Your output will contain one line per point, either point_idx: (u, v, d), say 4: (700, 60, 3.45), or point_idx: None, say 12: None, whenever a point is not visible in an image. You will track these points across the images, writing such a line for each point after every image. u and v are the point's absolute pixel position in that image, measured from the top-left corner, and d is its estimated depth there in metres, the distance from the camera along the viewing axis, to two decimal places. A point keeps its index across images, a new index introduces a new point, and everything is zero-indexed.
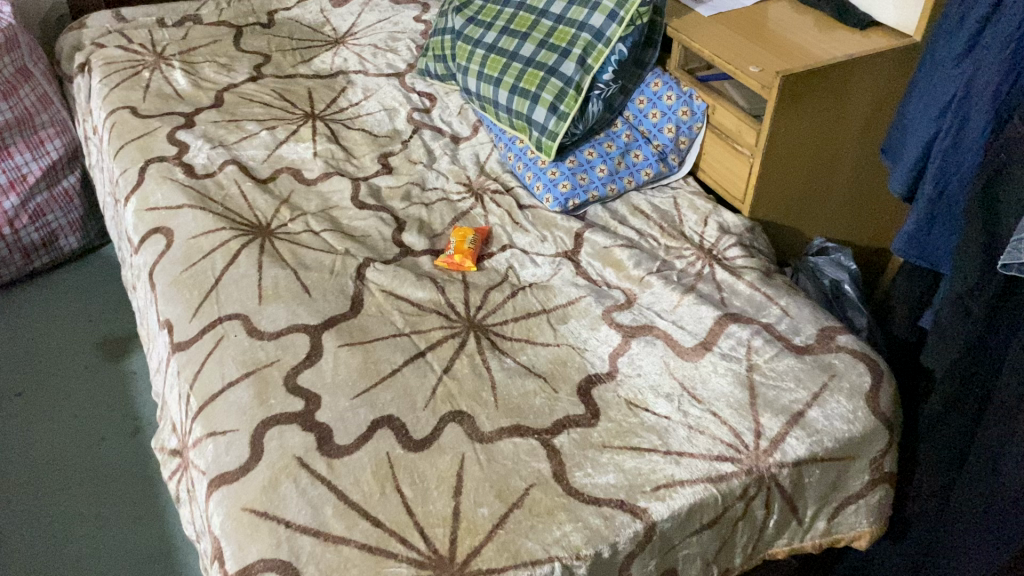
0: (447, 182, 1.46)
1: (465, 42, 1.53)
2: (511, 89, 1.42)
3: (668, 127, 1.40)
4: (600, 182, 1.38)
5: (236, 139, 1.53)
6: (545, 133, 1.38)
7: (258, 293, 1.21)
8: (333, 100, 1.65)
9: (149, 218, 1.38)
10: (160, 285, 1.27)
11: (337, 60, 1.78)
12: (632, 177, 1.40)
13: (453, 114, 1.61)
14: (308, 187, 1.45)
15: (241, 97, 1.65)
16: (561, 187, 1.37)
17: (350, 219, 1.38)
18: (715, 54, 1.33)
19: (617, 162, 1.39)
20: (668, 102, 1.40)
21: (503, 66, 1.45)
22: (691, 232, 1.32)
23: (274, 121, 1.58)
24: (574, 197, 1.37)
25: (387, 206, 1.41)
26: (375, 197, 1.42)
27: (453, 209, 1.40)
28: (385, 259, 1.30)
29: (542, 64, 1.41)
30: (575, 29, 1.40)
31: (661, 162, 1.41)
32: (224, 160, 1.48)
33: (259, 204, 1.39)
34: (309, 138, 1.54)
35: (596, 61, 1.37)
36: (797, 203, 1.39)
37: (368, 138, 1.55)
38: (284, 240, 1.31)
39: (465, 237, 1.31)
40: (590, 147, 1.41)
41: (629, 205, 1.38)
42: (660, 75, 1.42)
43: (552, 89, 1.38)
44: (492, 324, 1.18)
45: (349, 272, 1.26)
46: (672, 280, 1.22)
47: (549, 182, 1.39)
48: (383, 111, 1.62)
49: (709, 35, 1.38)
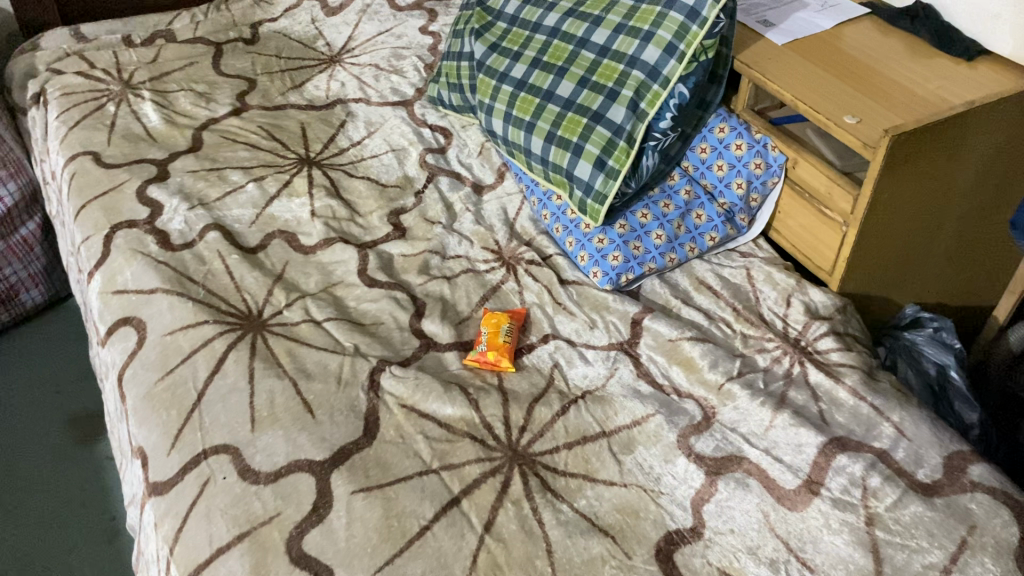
0: (471, 246, 1.22)
1: (487, 74, 1.29)
2: (548, 137, 1.18)
3: (738, 182, 1.16)
4: (658, 251, 1.15)
5: (219, 195, 1.29)
6: (591, 193, 1.14)
7: (251, 415, 0.99)
8: (331, 139, 1.41)
9: (116, 304, 1.15)
10: (131, 398, 1.05)
11: (334, 85, 1.54)
12: (695, 243, 1.16)
13: (473, 155, 1.38)
14: (306, 256, 1.21)
15: (223, 137, 1.41)
16: (611, 259, 1.14)
17: (358, 301, 1.15)
18: (798, 99, 1.09)
19: (677, 226, 1.16)
20: (737, 152, 1.16)
21: (537, 109, 1.21)
22: (770, 317, 1.09)
23: (263, 168, 1.34)
24: (628, 271, 1.14)
25: (401, 281, 1.18)
26: (387, 269, 1.19)
27: (480, 284, 1.17)
28: (402, 357, 1.07)
29: (584, 108, 1.17)
30: (624, 65, 1.16)
31: (729, 224, 1.18)
32: (205, 224, 1.24)
33: (248, 284, 1.16)
34: (306, 192, 1.30)
35: (651, 106, 1.13)
36: (892, 271, 1.17)
37: (374, 189, 1.31)
38: (280, 336, 1.08)
39: (499, 325, 1.08)
40: (643, 207, 1.17)
41: (692, 277, 1.15)
42: (725, 118, 1.18)
43: (598, 140, 1.14)
44: (540, 452, 0.95)
45: (360, 380, 1.03)
46: (758, 388, 1.00)
47: (596, 252, 1.16)
48: (391, 152, 1.38)
49: (787, 71, 1.14)
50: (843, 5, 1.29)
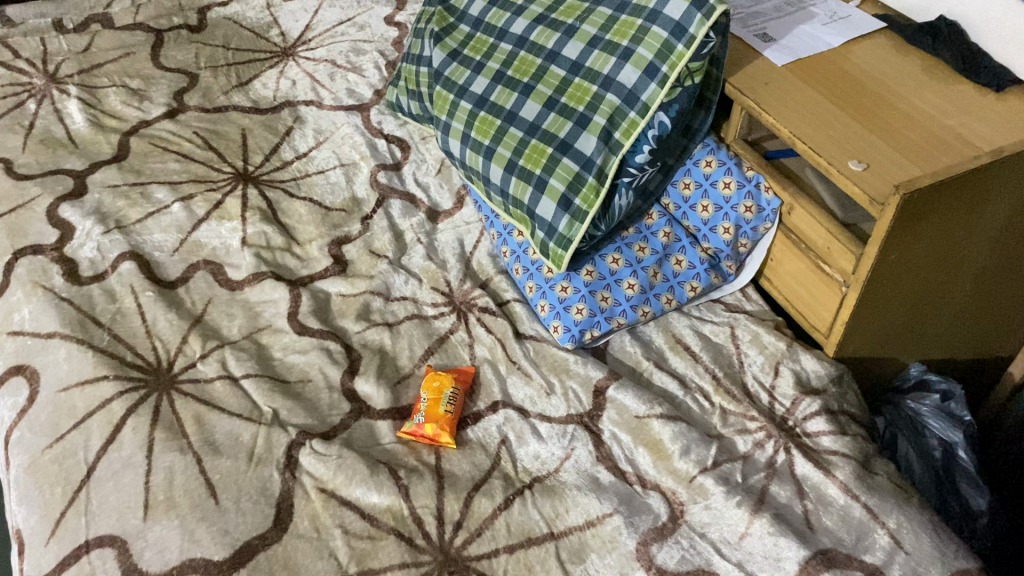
0: (419, 287, 1.08)
1: (445, 87, 1.13)
2: (508, 166, 1.03)
3: (725, 225, 1.01)
4: (629, 304, 0.99)
5: (139, 217, 1.14)
6: (554, 236, 0.99)
7: (144, 499, 0.85)
8: (274, 149, 1.26)
9: (9, 348, 1.00)
10: (15, 467, 0.91)
11: (284, 83, 1.38)
12: (673, 293, 1.01)
13: (432, 173, 1.23)
14: (232, 294, 1.07)
15: (153, 144, 1.26)
16: (575, 312, 0.99)
17: (284, 352, 1.00)
18: (796, 136, 0.93)
19: (652, 274, 1.01)
20: (725, 191, 1.00)
21: (497, 132, 1.05)
22: (755, 389, 0.95)
23: (193, 185, 1.19)
24: (593, 326, 0.98)
25: (336, 328, 1.03)
26: (321, 313, 1.04)
27: (426, 333, 1.03)
28: (328, 427, 0.93)
29: (550, 135, 1.01)
30: (598, 86, 1.00)
31: (712, 271, 1.03)
32: (120, 252, 1.09)
33: (160, 328, 1.01)
34: (238, 214, 1.15)
35: (626, 137, 0.97)
36: (897, 332, 1.01)
37: (316, 212, 1.16)
38: (190, 397, 0.94)
39: (441, 390, 0.94)
40: (615, 250, 1.02)
41: (669, 334, 1.00)
42: (713, 150, 1.02)
43: (564, 174, 0.98)
44: (475, 557, 0.81)
45: (275, 457, 0.89)
46: (735, 484, 0.86)
47: (558, 302, 1.00)
48: (339, 167, 1.23)
49: (785, 100, 0.98)
50: (855, 18, 1.12)
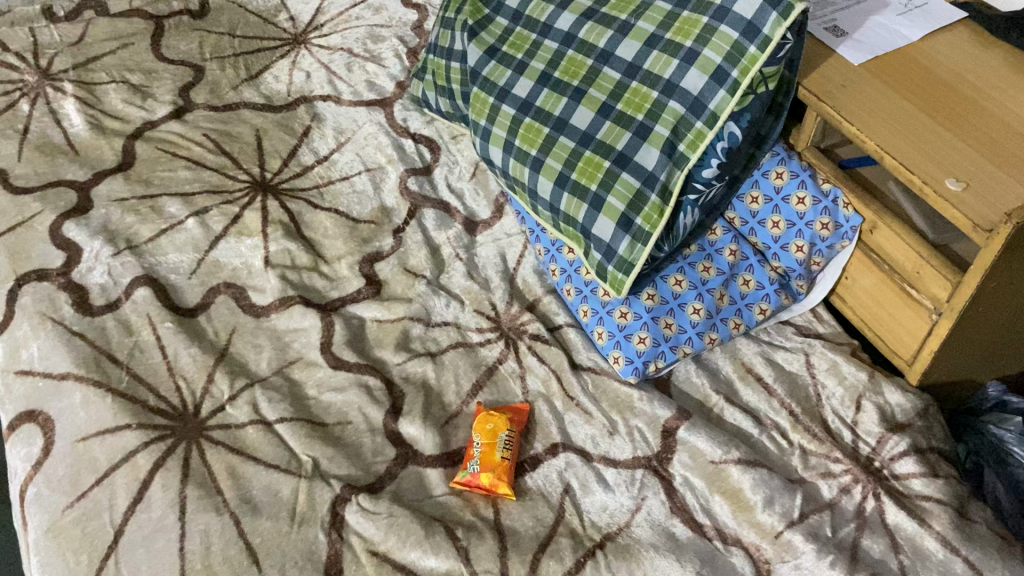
0: (461, 310, 0.99)
1: (483, 88, 1.03)
2: (558, 180, 0.93)
3: (798, 243, 0.92)
4: (695, 331, 0.91)
5: (152, 234, 1.05)
6: (613, 258, 0.90)
7: (180, 569, 0.77)
8: (292, 152, 1.16)
9: (18, 390, 0.91)
10: (32, 529, 0.82)
11: (298, 75, 1.28)
12: (741, 317, 0.93)
13: (465, 178, 1.14)
14: (257, 321, 0.98)
15: (160, 149, 1.16)
16: (636, 341, 0.90)
17: (319, 389, 0.92)
18: (883, 148, 0.84)
19: (718, 297, 0.93)
20: (799, 207, 0.91)
21: (545, 141, 0.95)
22: (836, 425, 0.88)
23: (208, 196, 1.10)
24: (657, 357, 0.90)
25: (374, 360, 0.95)
26: (357, 344, 0.96)
27: (474, 364, 0.94)
28: (374, 478, 0.85)
29: (606, 147, 0.91)
30: (658, 92, 0.90)
31: (782, 291, 0.95)
32: (133, 276, 1.00)
33: (183, 366, 0.93)
34: (259, 229, 1.06)
35: (692, 149, 0.87)
36: (985, 356, 0.93)
37: (343, 225, 1.07)
38: (221, 446, 0.86)
39: (495, 433, 0.85)
40: (678, 271, 0.94)
41: (738, 362, 0.93)
42: (784, 159, 0.93)
43: (624, 191, 0.89)
44: None
45: (319, 515, 0.82)
46: (825, 540, 0.79)
47: (617, 330, 0.92)
48: (365, 172, 1.13)
49: (866, 105, 0.89)
50: (932, 6, 1.02)
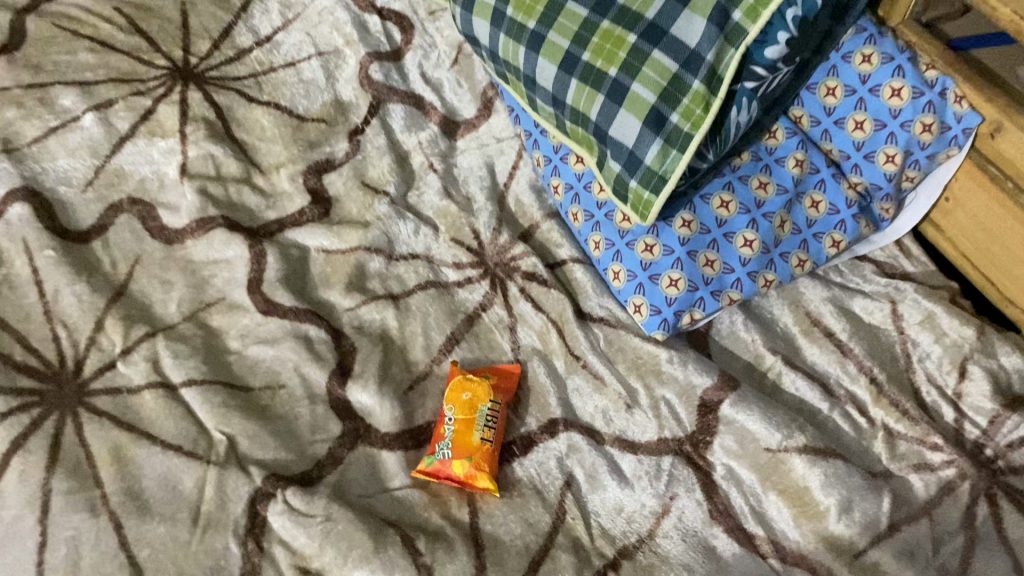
0: (434, 238, 0.76)
1: None
2: (565, 64, 0.68)
3: (890, 152, 0.68)
4: (745, 271, 0.68)
5: (37, 134, 0.80)
6: (637, 170, 0.66)
7: None
8: (228, 34, 0.89)
9: None
10: None
11: None
12: (806, 251, 0.70)
13: (445, 65, 0.88)
14: (169, 250, 0.75)
15: (56, 26, 0.87)
16: (666, 285, 0.67)
17: (243, 341, 0.70)
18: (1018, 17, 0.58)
19: (779, 225, 0.69)
20: (893, 101, 0.66)
21: (548, 9, 0.70)
22: (933, 399, 0.65)
23: (114, 86, 0.84)
24: (693, 306, 0.67)
25: (318, 303, 0.72)
26: (296, 281, 0.73)
27: (449, 312, 0.72)
28: (310, 464, 0.64)
29: (631, 14, 0.66)
30: None
31: (862, 216, 0.71)
32: (7, 188, 0.76)
33: (65, 309, 0.70)
34: (175, 127, 0.82)
35: (751, 18, 0.61)
36: None
37: (284, 124, 0.83)
38: (107, 420, 0.64)
39: (475, 404, 0.64)
40: (723, 189, 0.70)
41: (799, 313, 0.70)
42: (873, 36, 0.67)
43: (654, 76, 0.64)
44: None
45: (233, 518, 0.60)
46: (924, 563, 0.57)
47: (640, 270, 0.69)
48: (316, 57, 0.88)
49: None
50: None
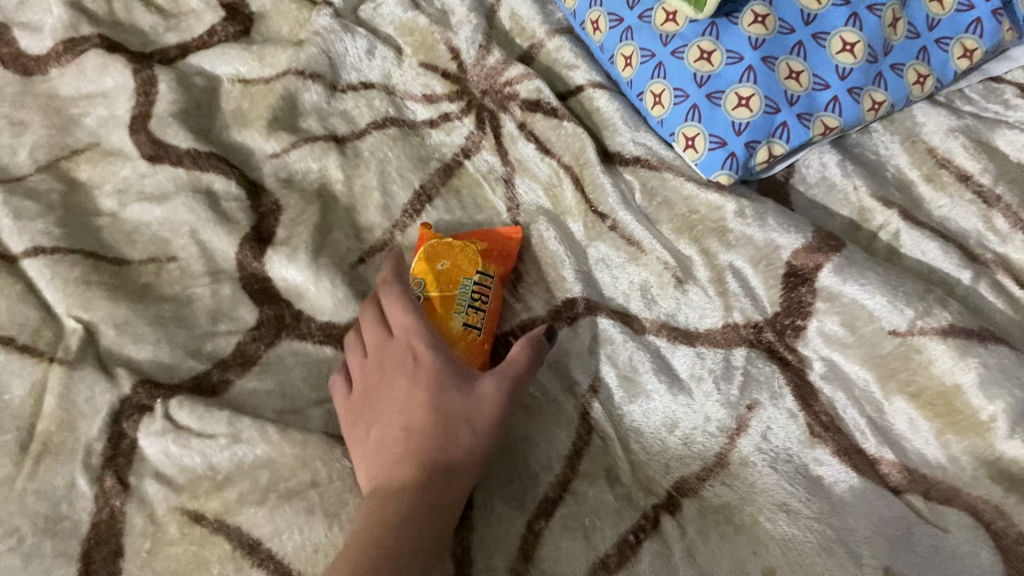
0: (395, 62, 0.54)
1: None
2: None
3: None
4: (845, 86, 0.47)
5: None
6: None
7: None
8: None
9: None
10: None
11: None
12: (928, 62, 0.49)
13: None
14: (25, 83, 0.54)
15: None
16: (733, 105, 0.46)
17: (121, 198, 0.49)
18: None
19: (890, 23, 0.48)
20: None
21: None
22: None
23: None
24: (771, 137, 0.46)
25: (229, 148, 0.51)
26: (199, 120, 0.52)
27: (417, 159, 0.51)
28: (208, 366, 0.43)
29: None
30: None
31: (1005, 15, 0.50)
32: None
33: None
34: None
35: None
36: None
37: None
38: None
39: (455, 279, 0.43)
40: None
41: (918, 151, 0.49)
42: None
43: None
44: None
45: (83, 441, 0.39)
46: None
47: (693, 88, 0.48)
48: None
49: None
50: None
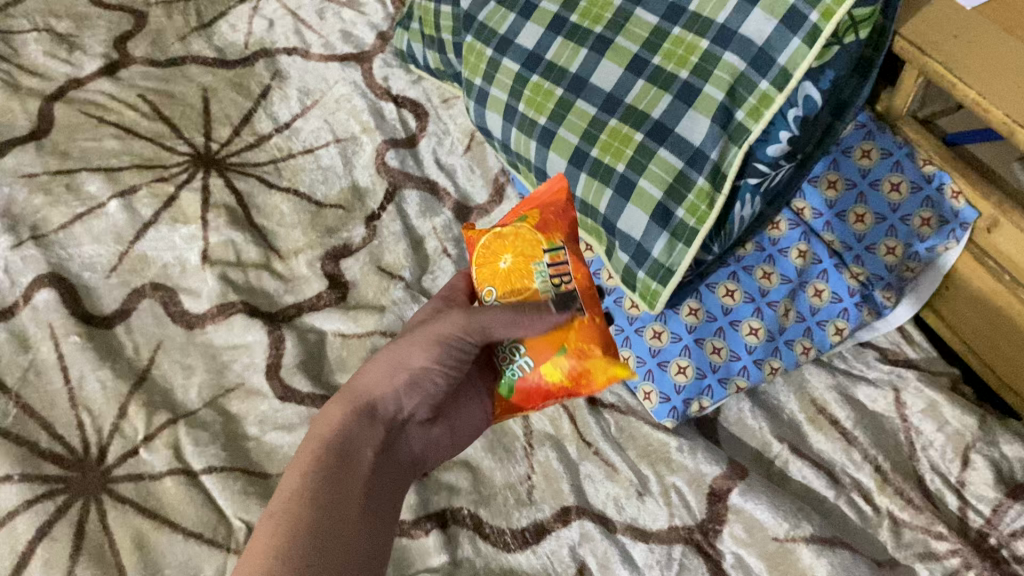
0: None
1: (478, 38, 0.81)
2: (574, 158, 0.71)
3: (887, 244, 0.70)
4: (751, 359, 0.70)
5: (63, 220, 0.83)
6: (645, 262, 0.68)
7: None
8: (246, 119, 0.93)
9: None
10: None
11: (257, 24, 1.04)
12: (810, 338, 0.71)
13: (458, 151, 0.92)
14: (189, 334, 0.77)
15: (85, 114, 0.93)
16: (675, 372, 0.70)
17: (262, 427, 0.72)
18: (985, 97, 0.64)
19: (783, 313, 0.71)
20: (892, 196, 0.70)
21: (557, 107, 0.73)
22: (937, 487, 0.66)
23: (138, 172, 0.88)
24: (701, 394, 0.70)
25: (334, 389, 0.75)
26: (311, 366, 0.76)
27: None
28: None
29: (638, 114, 0.68)
30: (710, 43, 0.66)
31: (864, 305, 0.71)
32: (35, 274, 0.79)
33: (89, 394, 0.72)
34: (197, 214, 0.84)
35: (753, 118, 0.64)
36: None
37: (303, 210, 0.86)
38: (129, 506, 0.66)
39: (524, 261, 0.62)
40: (728, 278, 0.72)
41: (805, 399, 0.72)
42: (871, 133, 0.71)
43: (661, 173, 0.67)
44: None
45: None
46: None
47: (649, 356, 0.71)
48: (334, 144, 0.92)
49: (1004, 70, 0.64)
50: None
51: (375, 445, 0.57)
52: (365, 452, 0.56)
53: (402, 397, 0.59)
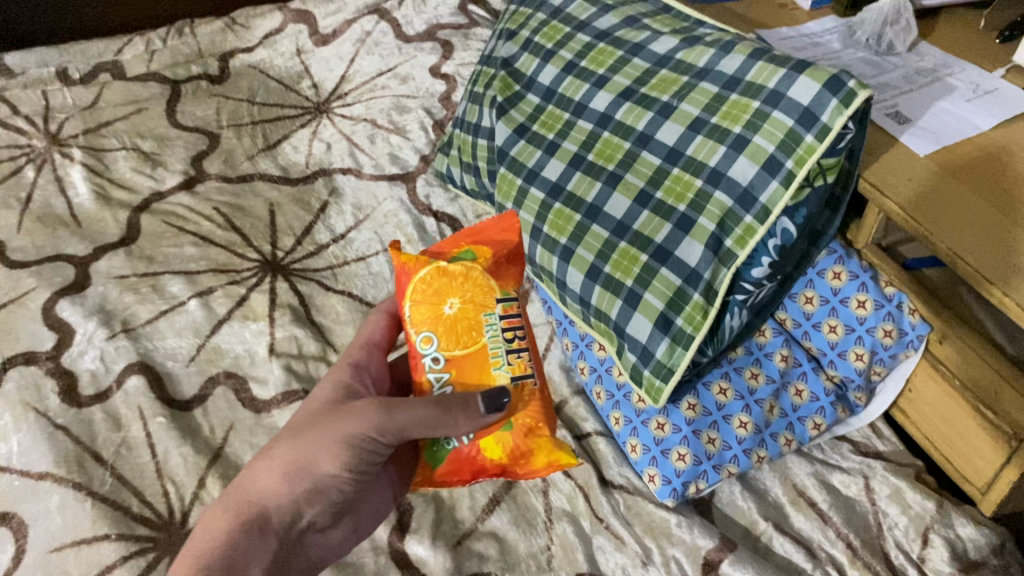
0: None
1: (511, 169, 0.96)
2: (590, 273, 0.84)
3: (857, 351, 0.83)
4: (741, 448, 0.82)
5: (149, 316, 0.97)
6: (650, 362, 0.80)
7: None
8: (307, 231, 1.08)
9: None
10: None
11: (316, 147, 1.21)
12: (792, 431, 0.84)
13: None
14: (257, 417, 0.90)
15: (167, 224, 1.08)
16: (675, 458, 0.81)
17: None
18: (931, 229, 0.76)
19: (768, 409, 0.83)
20: (860, 311, 0.82)
21: (576, 230, 0.87)
22: (901, 561, 0.77)
23: (214, 276, 1.02)
24: (698, 477, 0.81)
25: None
26: None
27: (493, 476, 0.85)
28: None
29: (644, 238, 0.82)
30: (704, 181, 0.80)
31: (839, 403, 0.85)
32: (127, 363, 0.92)
33: (173, 468, 0.84)
34: (265, 313, 0.98)
35: (739, 245, 0.77)
36: None
37: (356, 310, 1.00)
38: None
39: (482, 301, 0.68)
40: (721, 378, 0.85)
41: (788, 484, 0.83)
42: (841, 258, 0.84)
43: (663, 288, 0.80)
44: None
45: None
46: None
47: (654, 444, 0.83)
48: (382, 253, 1.06)
49: (947, 210, 0.78)
50: (1004, 91, 0.91)
51: (265, 553, 0.63)
52: (254, 561, 0.62)
53: (300, 505, 0.65)
